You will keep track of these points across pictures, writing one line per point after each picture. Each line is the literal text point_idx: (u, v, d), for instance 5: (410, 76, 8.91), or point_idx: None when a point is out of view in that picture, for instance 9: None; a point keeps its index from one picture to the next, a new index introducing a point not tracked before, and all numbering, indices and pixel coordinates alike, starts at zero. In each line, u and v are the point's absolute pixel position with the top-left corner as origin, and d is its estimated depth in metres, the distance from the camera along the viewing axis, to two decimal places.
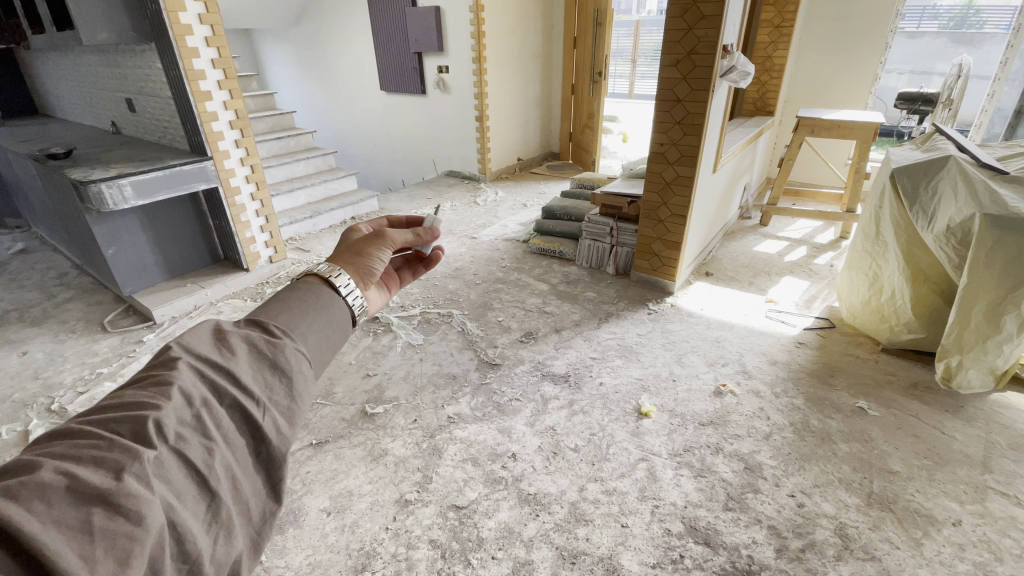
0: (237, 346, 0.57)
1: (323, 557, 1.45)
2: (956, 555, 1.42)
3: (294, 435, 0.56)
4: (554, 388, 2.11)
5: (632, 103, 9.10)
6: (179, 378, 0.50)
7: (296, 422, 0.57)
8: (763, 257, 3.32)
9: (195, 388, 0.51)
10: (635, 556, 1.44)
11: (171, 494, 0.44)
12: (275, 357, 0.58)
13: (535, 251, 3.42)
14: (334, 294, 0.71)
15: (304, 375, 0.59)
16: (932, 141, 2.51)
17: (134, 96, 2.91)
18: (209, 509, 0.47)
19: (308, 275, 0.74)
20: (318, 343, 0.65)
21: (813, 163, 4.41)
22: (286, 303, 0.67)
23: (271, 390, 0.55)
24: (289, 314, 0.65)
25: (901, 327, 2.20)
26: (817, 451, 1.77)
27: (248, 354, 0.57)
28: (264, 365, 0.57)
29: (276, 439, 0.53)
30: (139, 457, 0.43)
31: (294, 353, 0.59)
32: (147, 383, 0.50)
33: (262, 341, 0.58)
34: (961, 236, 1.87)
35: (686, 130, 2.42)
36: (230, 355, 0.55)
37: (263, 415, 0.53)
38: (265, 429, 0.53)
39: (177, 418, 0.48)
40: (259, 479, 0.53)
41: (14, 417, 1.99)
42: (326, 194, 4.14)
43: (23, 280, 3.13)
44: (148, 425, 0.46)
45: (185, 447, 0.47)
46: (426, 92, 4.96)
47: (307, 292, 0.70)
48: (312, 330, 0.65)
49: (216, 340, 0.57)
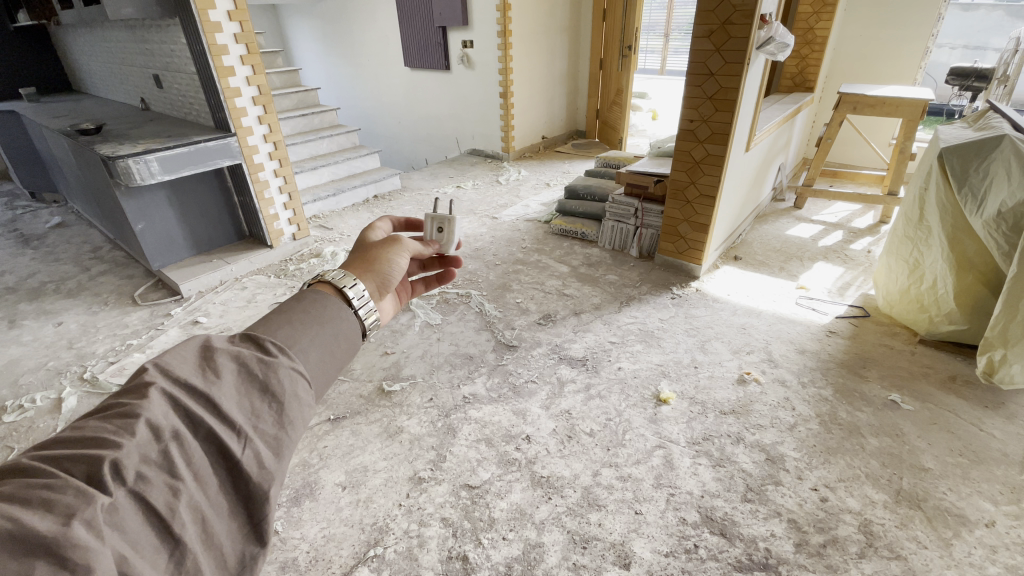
0: (224, 367, 0.54)
1: (337, 531, 1.48)
2: (987, 557, 1.36)
3: (278, 469, 0.53)
4: (571, 371, 2.08)
5: (664, 79, 8.83)
6: (149, 409, 0.47)
7: (283, 455, 0.54)
8: (796, 242, 3.19)
9: (167, 419, 0.48)
10: (647, 543, 1.42)
11: (125, 543, 0.41)
12: (266, 380, 0.55)
13: (557, 232, 3.37)
14: (342, 307, 0.69)
15: (297, 400, 0.56)
16: (985, 118, 2.32)
17: (161, 72, 2.93)
18: (171, 558, 0.44)
19: (321, 283, 0.73)
20: (320, 360, 0.63)
21: (853, 142, 4.19)
22: (287, 316, 0.65)
23: (256, 417, 0.53)
24: (289, 328, 0.63)
25: (941, 318, 2.08)
26: (844, 444, 1.70)
27: (236, 377, 0.54)
28: (253, 389, 0.54)
29: (256, 475, 0.50)
30: (92, 503, 0.41)
31: (288, 375, 0.57)
32: (112, 414, 0.47)
33: (254, 362, 0.56)
34: (1012, 222, 1.78)
35: (717, 106, 2.30)
36: (214, 379, 0.53)
37: (243, 448, 0.50)
38: (245, 465, 0.50)
39: (140, 456, 0.45)
40: (234, 519, 0.49)
41: (48, 384, 2.08)
42: (349, 172, 4.14)
43: (60, 253, 3.25)
44: (105, 466, 0.43)
45: (145, 489, 0.44)
46: (450, 68, 4.88)
47: (314, 303, 0.68)
48: (312, 347, 0.63)
49: (201, 360, 0.55)
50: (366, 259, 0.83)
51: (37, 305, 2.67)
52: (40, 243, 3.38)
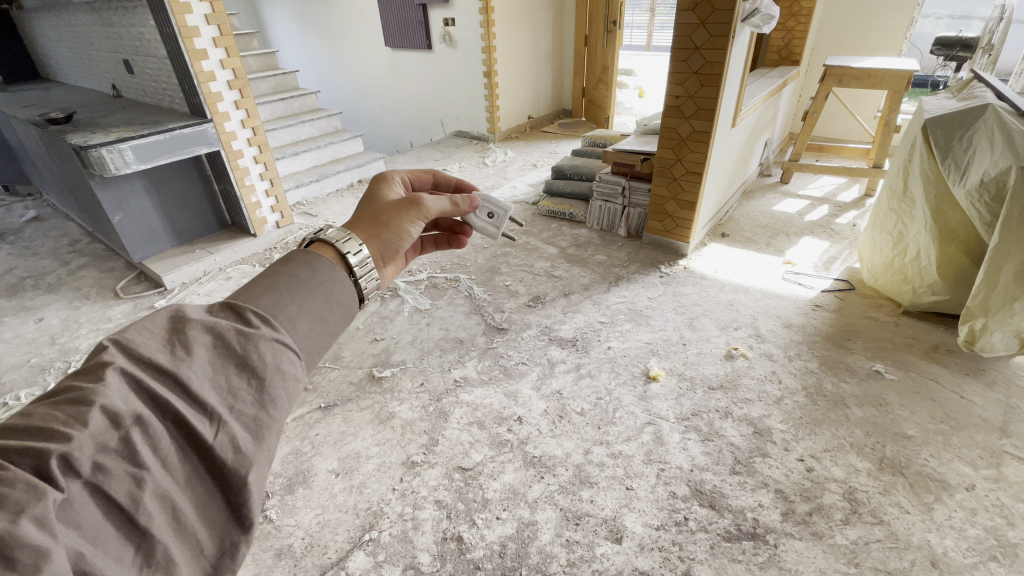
0: (197, 342, 0.49)
1: (331, 517, 1.49)
2: (967, 519, 1.40)
3: (258, 452, 0.47)
4: (562, 352, 2.09)
5: (651, 55, 8.72)
6: (105, 392, 0.42)
7: (264, 436, 0.49)
8: (783, 217, 3.20)
9: (127, 403, 0.43)
10: (638, 518, 1.45)
11: (82, 540, 0.38)
12: (245, 354, 0.50)
13: (545, 213, 3.35)
14: (335, 269, 0.62)
15: (281, 374, 0.51)
16: (969, 88, 2.32)
17: (131, 57, 2.83)
18: (138, 551, 0.40)
19: (319, 243, 0.67)
20: (310, 329, 0.57)
21: (839, 115, 4.19)
22: (274, 281, 0.58)
23: (233, 397, 0.48)
24: (274, 295, 0.56)
25: (924, 289, 2.11)
26: (829, 415, 1.73)
27: (210, 353, 0.49)
28: (229, 364, 0.49)
29: (233, 459, 0.45)
30: (43, 498, 0.37)
31: (270, 347, 0.51)
32: (64, 400, 0.42)
33: (230, 334, 0.50)
34: (995, 191, 1.77)
35: (703, 81, 2.28)
36: (185, 356, 0.47)
37: (216, 433, 0.45)
38: (218, 450, 0.45)
39: (96, 446, 0.40)
40: (212, 504, 0.45)
41: (32, 381, 2.05)
42: (332, 157, 4.07)
43: (37, 247, 3.17)
44: (55, 460, 0.39)
45: (105, 481, 0.40)
46: (432, 47, 4.77)
47: (303, 266, 0.61)
48: (301, 314, 0.57)
49: (170, 333, 0.49)
50: (379, 222, 0.79)
51: (16, 301, 2.61)
52: (16, 238, 3.30)
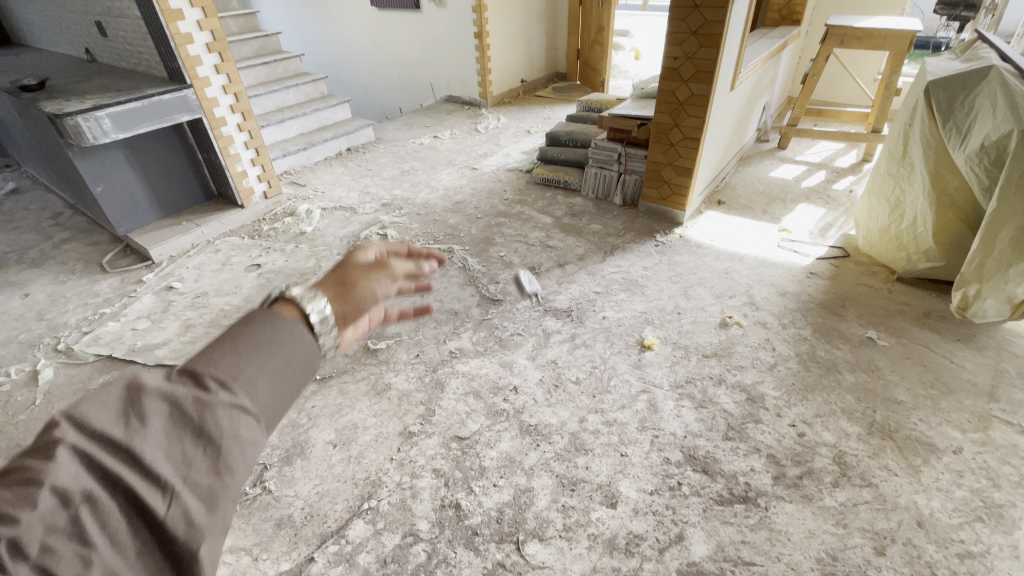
0: (151, 413, 0.47)
1: (330, 487, 1.50)
2: (953, 481, 1.44)
3: (212, 524, 0.47)
4: (557, 322, 2.09)
5: (647, 15, 8.43)
6: (53, 473, 0.42)
7: (220, 506, 0.48)
8: (779, 184, 3.16)
9: (77, 482, 0.43)
10: (633, 483, 1.48)
11: None
12: (201, 422, 0.48)
13: (539, 182, 3.29)
14: (298, 326, 0.58)
15: (239, 441, 0.49)
16: (974, 48, 2.26)
17: (103, 18, 2.68)
18: None
19: (286, 301, 0.61)
20: (273, 388, 0.54)
21: (839, 77, 4.09)
22: (238, 338, 0.55)
23: (188, 468, 0.46)
24: (235, 354, 0.53)
25: (919, 255, 2.10)
26: (822, 381, 1.75)
27: (165, 423, 0.47)
28: (184, 434, 0.47)
29: (184, 535, 0.45)
30: None
31: (227, 414, 0.49)
32: (14, 479, 0.42)
33: (186, 401, 0.48)
34: (995, 156, 1.74)
35: (702, 41, 2.20)
36: (139, 428, 0.46)
37: (168, 506, 0.45)
38: (170, 524, 0.44)
39: (44, 528, 0.41)
40: None
41: (22, 356, 2.03)
42: (319, 124, 3.94)
43: (18, 220, 3.09)
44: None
45: (52, 562, 0.40)
46: (420, 6, 4.57)
47: (270, 319, 0.58)
48: (264, 373, 0.53)
49: (127, 401, 0.48)
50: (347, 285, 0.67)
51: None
52: None
